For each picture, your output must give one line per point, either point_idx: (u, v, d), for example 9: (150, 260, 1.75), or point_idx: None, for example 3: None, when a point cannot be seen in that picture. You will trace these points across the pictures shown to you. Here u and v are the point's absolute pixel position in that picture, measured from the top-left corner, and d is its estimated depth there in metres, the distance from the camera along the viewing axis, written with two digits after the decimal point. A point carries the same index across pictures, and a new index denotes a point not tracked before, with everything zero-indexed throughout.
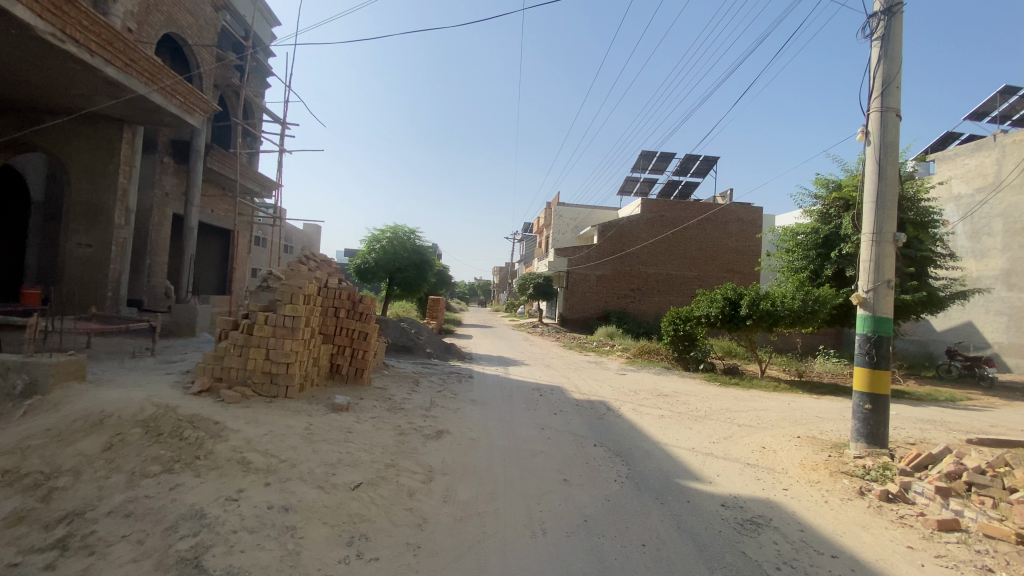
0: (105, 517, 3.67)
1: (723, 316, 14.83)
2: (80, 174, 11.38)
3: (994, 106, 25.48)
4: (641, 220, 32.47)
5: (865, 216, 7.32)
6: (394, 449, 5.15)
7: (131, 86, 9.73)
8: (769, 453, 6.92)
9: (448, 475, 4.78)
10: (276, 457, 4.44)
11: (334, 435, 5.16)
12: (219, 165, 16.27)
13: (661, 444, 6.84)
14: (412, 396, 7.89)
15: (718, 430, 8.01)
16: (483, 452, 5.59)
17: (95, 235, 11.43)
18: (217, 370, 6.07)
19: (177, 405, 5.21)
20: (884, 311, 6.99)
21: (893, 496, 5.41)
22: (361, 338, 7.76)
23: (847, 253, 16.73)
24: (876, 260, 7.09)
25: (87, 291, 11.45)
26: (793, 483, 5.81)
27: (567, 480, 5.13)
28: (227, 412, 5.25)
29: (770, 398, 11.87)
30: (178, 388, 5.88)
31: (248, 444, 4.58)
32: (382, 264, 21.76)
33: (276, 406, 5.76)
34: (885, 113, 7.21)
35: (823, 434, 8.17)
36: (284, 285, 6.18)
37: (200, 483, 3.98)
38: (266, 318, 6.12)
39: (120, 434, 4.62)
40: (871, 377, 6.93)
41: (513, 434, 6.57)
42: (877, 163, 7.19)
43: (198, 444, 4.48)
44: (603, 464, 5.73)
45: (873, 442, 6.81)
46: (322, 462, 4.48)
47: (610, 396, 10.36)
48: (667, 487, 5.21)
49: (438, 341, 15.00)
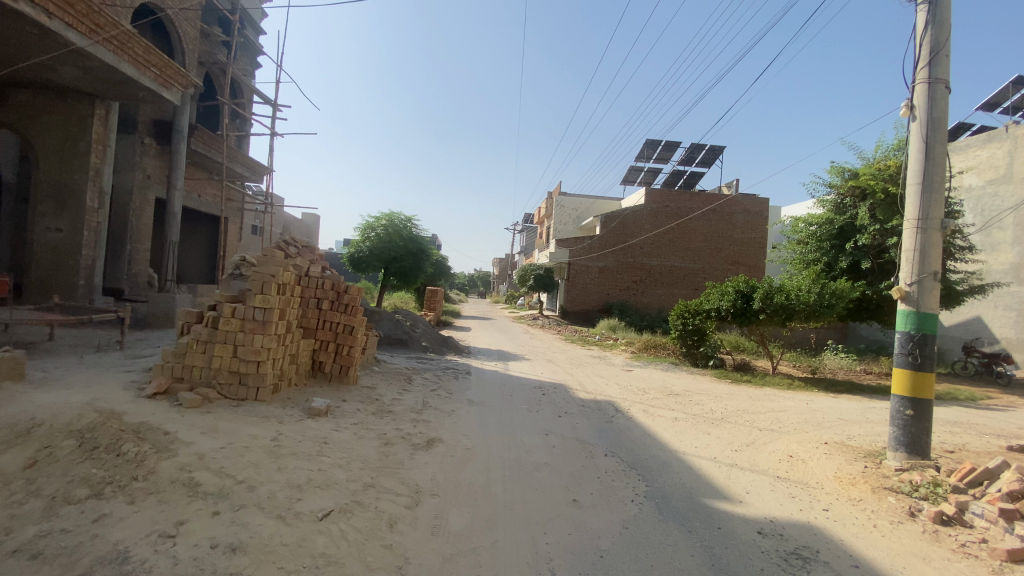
0: (6, 558, 2.95)
1: (734, 310, 14.06)
2: (49, 152, 10.60)
3: (1005, 97, 24.63)
4: (645, 211, 31.63)
5: (909, 200, 6.54)
6: (376, 463, 4.43)
7: (96, 54, 8.94)
8: (798, 464, 6.20)
9: (438, 497, 4.06)
10: (231, 478, 3.71)
11: (305, 448, 4.42)
12: (205, 147, 15.39)
13: (678, 454, 6.12)
14: (402, 396, 7.17)
15: (737, 436, 7.30)
16: (480, 465, 4.89)
17: (66, 218, 10.66)
18: (177, 369, 5.34)
19: (124, 412, 4.48)
20: (930, 307, 6.24)
21: (950, 518, 4.67)
22: (346, 332, 7.02)
23: (863, 244, 15.95)
24: (921, 249, 6.33)
25: (56, 278, 10.70)
26: (832, 501, 5.09)
27: (578, 501, 4.41)
28: (181, 420, 4.51)
29: (783, 396, 11.17)
30: (131, 390, 5.15)
31: (199, 461, 3.85)
32: (376, 252, 20.99)
33: (242, 411, 5.02)
34: (933, 85, 6.41)
35: (852, 440, 7.47)
36: (254, 272, 5.42)
37: (134, 513, 3.26)
38: (233, 310, 5.35)
39: (49, 448, 3.90)
40: (913, 379, 6.19)
41: (514, 441, 5.85)
42: (924, 139, 6.40)
43: (137, 462, 3.75)
44: (617, 480, 5.01)
45: (916, 452, 6.09)
46: (286, 484, 3.74)
47: (616, 395, 9.64)
48: (692, 509, 4.49)
49: (435, 334, 14.31)
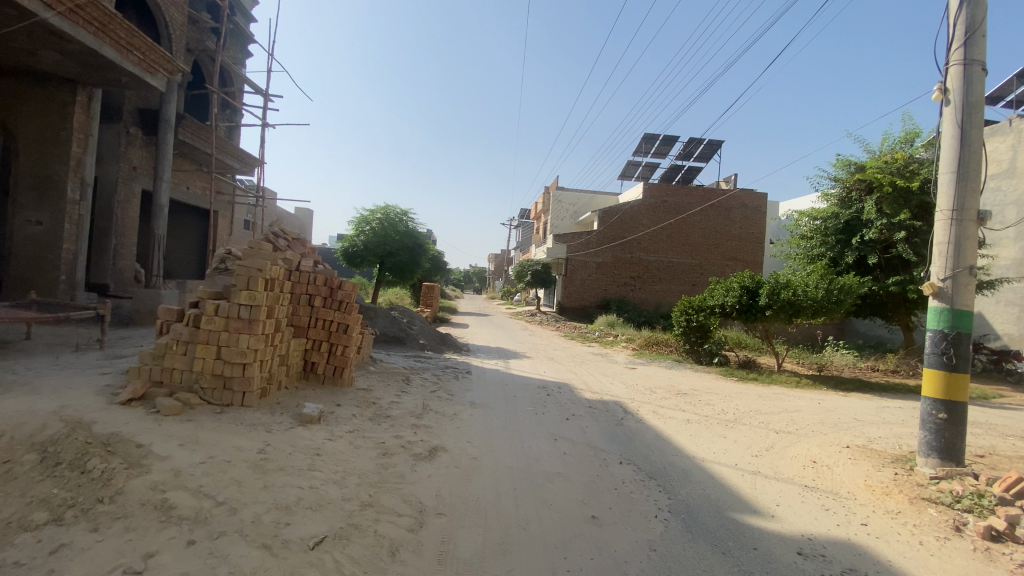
0: None
1: (740, 306, 13.64)
2: (29, 142, 10.04)
3: (1009, 90, 24.28)
4: (643, 206, 31.23)
5: (941, 189, 6.17)
6: (374, 478, 4.00)
7: (76, 36, 8.38)
8: (823, 471, 5.82)
9: (444, 517, 3.64)
10: (211, 498, 3.26)
11: (296, 461, 3.98)
12: (193, 137, 14.80)
13: (697, 460, 5.73)
14: (401, 399, 6.73)
15: (755, 439, 6.90)
16: (488, 477, 4.46)
17: (46, 210, 10.08)
18: (156, 372, 4.87)
19: (94, 421, 4.02)
20: (964, 304, 5.87)
21: (1000, 533, 4.29)
22: (341, 331, 6.57)
23: (870, 239, 15.57)
24: (956, 242, 5.96)
25: (35, 273, 10.13)
26: (869, 514, 4.71)
27: (598, 518, 3.99)
28: (156, 430, 4.06)
29: (793, 396, 10.78)
30: (105, 395, 4.68)
31: (177, 479, 3.40)
32: (370, 246, 20.44)
33: (226, 418, 4.56)
34: (969, 66, 6.03)
35: (875, 442, 7.11)
36: (240, 266, 4.96)
37: (96, 543, 2.81)
38: (216, 307, 4.89)
39: (7, 463, 3.43)
40: (946, 382, 5.81)
41: (522, 448, 5.43)
42: (959, 126, 6.02)
43: (104, 480, 3.29)
44: (637, 492, 4.60)
45: (949, 458, 5.74)
46: (273, 506, 3.29)
47: (624, 395, 9.24)
48: (723, 526, 4.09)
49: (432, 331, 13.84)
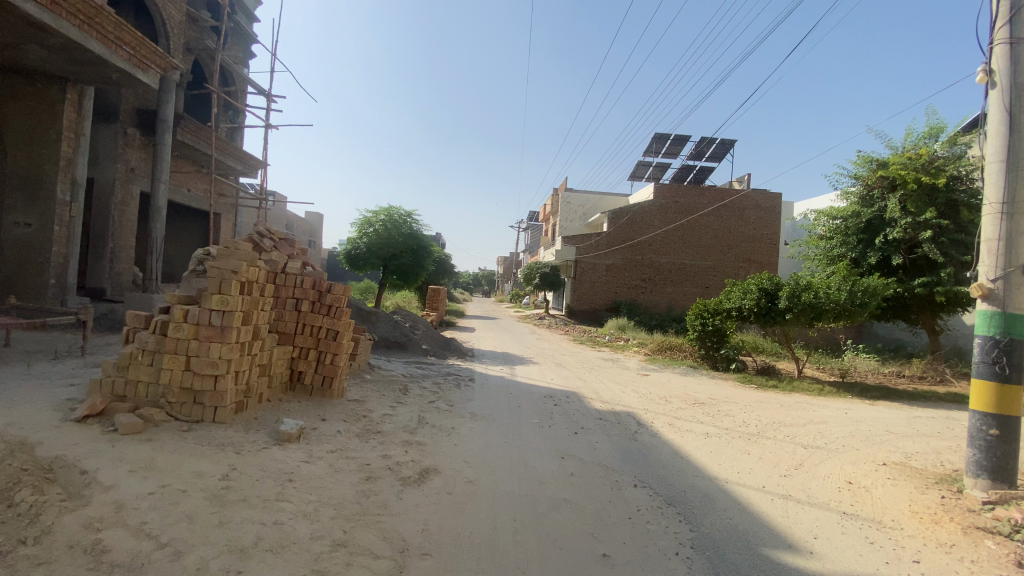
0: None
1: (758, 309, 12.99)
2: (18, 141, 9.71)
3: None
4: (654, 206, 30.60)
5: (989, 180, 5.55)
6: (353, 510, 3.49)
7: (58, 30, 8.04)
8: (861, 493, 5.22)
9: (430, 558, 3.13)
10: (155, 540, 2.77)
11: (265, 489, 3.49)
12: (193, 138, 14.47)
13: (720, 483, 5.14)
14: (396, 411, 6.23)
15: (782, 456, 6.29)
16: (484, 507, 3.93)
17: (35, 213, 9.76)
18: (120, 384, 4.44)
19: (37, 442, 3.55)
20: (1018, 307, 5.24)
21: None
22: (330, 338, 6.08)
23: (894, 238, 14.80)
24: (1007, 239, 5.35)
25: (23, 277, 9.82)
26: (919, 548, 4.10)
27: (610, 557, 3.44)
28: (108, 453, 3.59)
29: (817, 405, 10.13)
30: (61, 412, 4.22)
31: (119, 515, 2.92)
32: (374, 248, 20.03)
33: (192, 437, 4.10)
34: (1014, 45, 5.40)
35: (913, 459, 6.47)
36: (212, 268, 4.49)
37: None
38: (186, 314, 4.43)
39: None
40: (999, 394, 5.18)
41: (526, 469, 4.90)
42: (1007, 109, 5.41)
43: (30, 517, 2.79)
44: (654, 523, 4.05)
45: (1001, 479, 5.11)
46: (226, 549, 2.80)
47: (636, 405, 8.68)
48: (755, 568, 3.51)
49: (435, 336, 13.35)
